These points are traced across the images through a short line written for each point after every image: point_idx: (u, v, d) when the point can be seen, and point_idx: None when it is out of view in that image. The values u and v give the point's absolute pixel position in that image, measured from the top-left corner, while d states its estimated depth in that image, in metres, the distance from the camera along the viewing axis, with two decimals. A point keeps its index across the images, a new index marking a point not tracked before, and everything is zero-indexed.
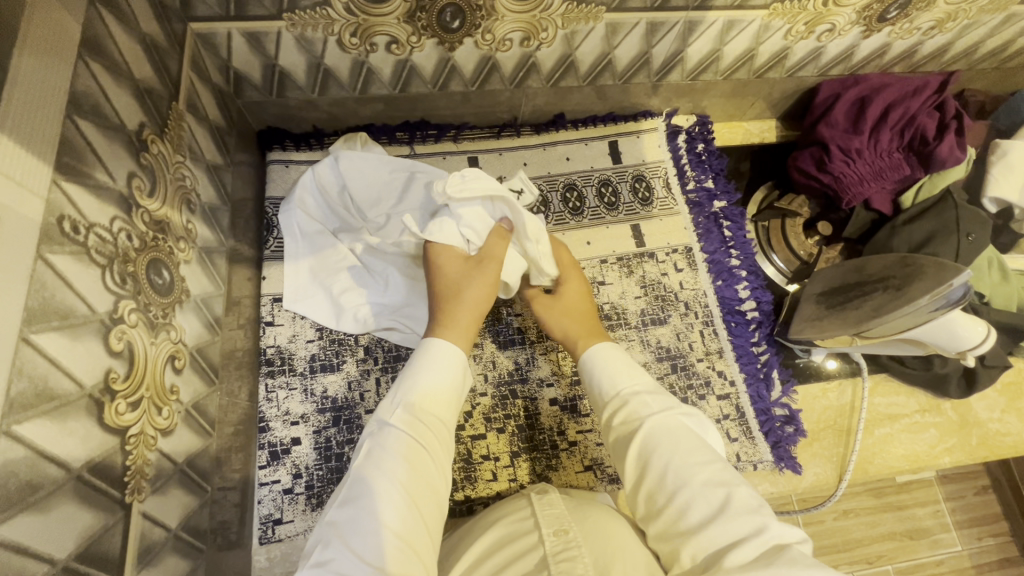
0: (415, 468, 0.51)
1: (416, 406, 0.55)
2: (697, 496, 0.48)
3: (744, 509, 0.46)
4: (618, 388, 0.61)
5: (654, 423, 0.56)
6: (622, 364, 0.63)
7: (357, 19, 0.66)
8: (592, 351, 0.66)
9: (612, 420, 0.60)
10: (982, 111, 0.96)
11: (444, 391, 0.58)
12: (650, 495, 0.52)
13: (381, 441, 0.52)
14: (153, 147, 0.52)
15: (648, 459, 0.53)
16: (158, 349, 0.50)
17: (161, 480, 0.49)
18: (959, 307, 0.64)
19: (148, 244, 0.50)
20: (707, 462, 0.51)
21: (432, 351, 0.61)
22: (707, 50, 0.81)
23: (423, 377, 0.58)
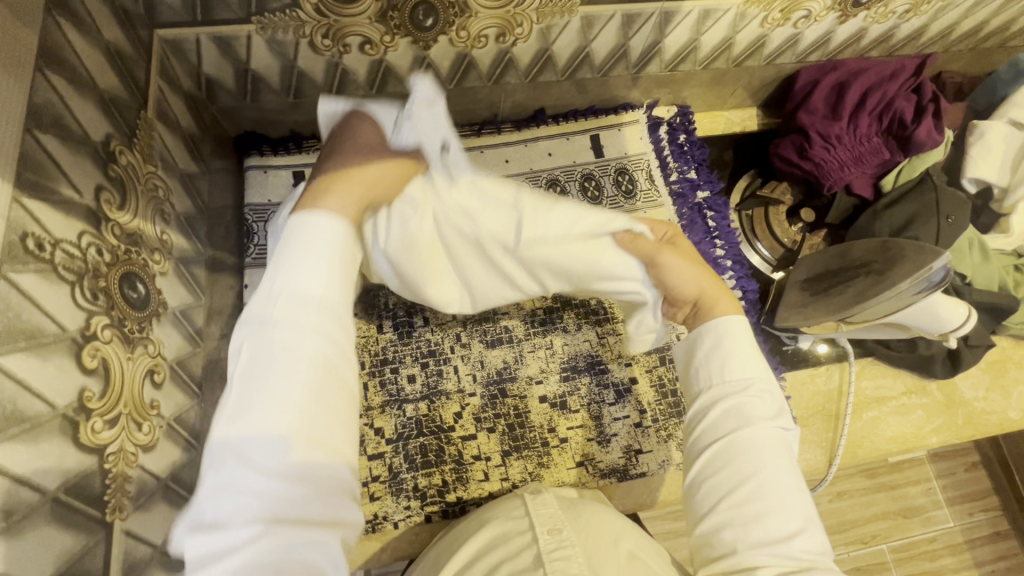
0: (321, 373, 0.37)
1: (303, 293, 0.38)
2: (773, 517, 0.45)
3: (809, 541, 0.45)
4: (740, 373, 0.51)
5: (761, 431, 0.48)
6: (751, 349, 0.53)
7: (328, 20, 0.64)
8: (726, 318, 0.54)
9: (712, 400, 0.51)
10: (959, 93, 0.97)
11: (346, 263, 0.41)
12: (716, 491, 0.48)
13: (262, 348, 0.36)
14: (122, 158, 0.51)
15: (734, 464, 0.47)
16: (135, 364, 0.49)
17: (145, 496, 0.48)
18: (939, 291, 0.65)
19: (121, 258, 0.49)
20: (794, 491, 0.47)
21: (320, 226, 0.41)
22: (684, 40, 0.80)
23: (312, 254, 0.39)
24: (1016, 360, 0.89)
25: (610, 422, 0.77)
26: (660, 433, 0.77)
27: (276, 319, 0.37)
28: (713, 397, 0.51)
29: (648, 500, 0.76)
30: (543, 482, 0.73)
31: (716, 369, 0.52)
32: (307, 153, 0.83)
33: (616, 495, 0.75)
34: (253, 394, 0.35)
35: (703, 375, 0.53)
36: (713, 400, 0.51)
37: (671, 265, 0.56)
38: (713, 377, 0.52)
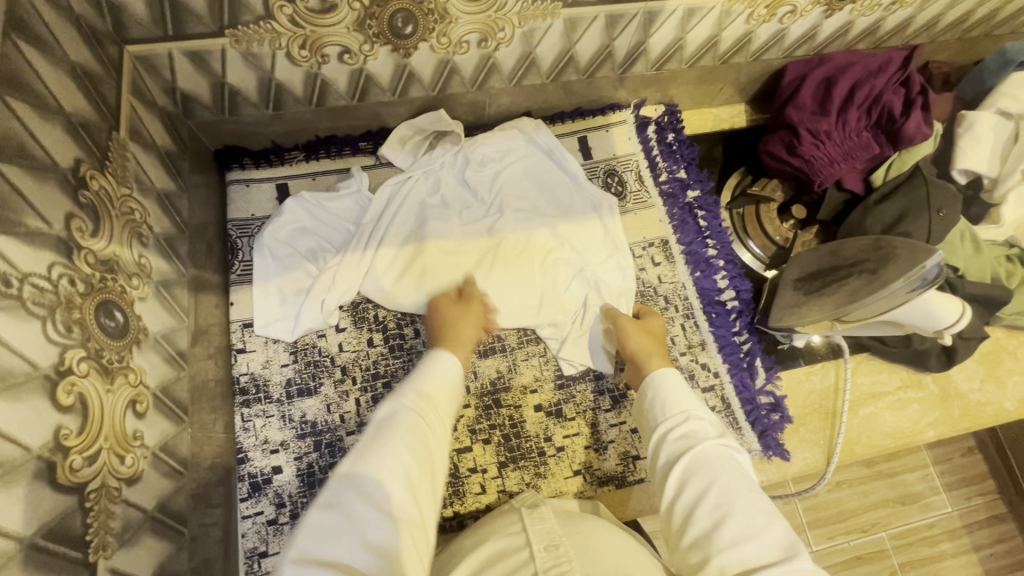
0: (431, 462, 0.48)
1: (431, 403, 0.53)
2: (737, 519, 0.44)
3: (776, 537, 0.43)
4: (681, 406, 0.55)
5: (710, 447, 0.50)
6: (683, 387, 0.58)
7: (304, 31, 0.63)
8: (662, 370, 0.60)
9: (666, 433, 0.53)
10: (947, 83, 0.96)
11: (450, 399, 0.57)
12: (683, 513, 0.47)
13: (398, 424, 0.49)
14: (94, 183, 0.50)
15: (692, 479, 0.48)
16: (116, 395, 0.47)
17: (131, 530, 0.47)
18: (933, 288, 0.65)
19: (96, 286, 0.47)
20: (753, 492, 0.47)
21: (443, 366, 0.59)
22: (670, 38, 0.79)
23: (436, 386, 0.56)
24: (1009, 350, 0.88)
25: (607, 429, 0.76)
26: None
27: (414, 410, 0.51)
28: (662, 431, 0.54)
29: (648, 507, 0.75)
30: (540, 492, 0.72)
31: (660, 409, 0.56)
32: (290, 166, 0.82)
33: (617, 504, 0.74)
34: (385, 443, 0.46)
35: (650, 419, 0.57)
36: (663, 432, 0.54)
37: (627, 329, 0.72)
38: (659, 417, 0.56)
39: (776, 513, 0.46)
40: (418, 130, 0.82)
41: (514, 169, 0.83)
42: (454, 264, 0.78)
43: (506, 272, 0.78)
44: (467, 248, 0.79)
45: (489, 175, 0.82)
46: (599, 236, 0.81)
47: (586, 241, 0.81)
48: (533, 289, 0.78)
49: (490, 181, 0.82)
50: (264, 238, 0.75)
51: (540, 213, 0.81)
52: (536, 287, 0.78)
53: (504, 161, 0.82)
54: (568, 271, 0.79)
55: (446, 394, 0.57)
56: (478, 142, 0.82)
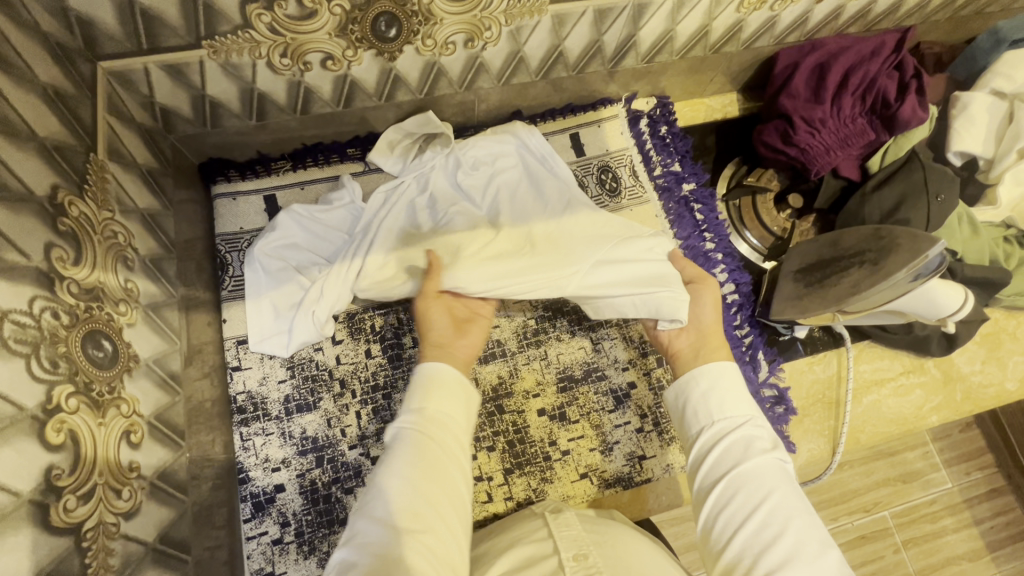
0: (438, 476, 0.50)
1: (431, 417, 0.54)
2: (790, 541, 0.46)
3: (828, 566, 0.45)
4: (735, 409, 0.56)
5: (766, 463, 0.52)
6: (743, 392, 0.58)
7: (285, 39, 0.61)
8: (724, 364, 0.59)
9: (723, 441, 0.54)
10: (939, 64, 0.96)
11: (458, 402, 0.57)
12: (731, 525, 0.49)
13: (397, 452, 0.52)
14: (73, 209, 0.48)
15: (744, 492, 0.50)
16: (108, 428, 0.46)
17: (133, 565, 0.46)
18: (936, 276, 0.65)
19: (81, 317, 0.46)
20: (807, 515, 0.49)
21: (432, 370, 0.58)
22: (660, 30, 0.77)
23: (432, 394, 0.56)
24: (1009, 331, 0.88)
25: (611, 430, 0.75)
26: (662, 437, 0.76)
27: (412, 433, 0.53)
28: (714, 434, 0.55)
29: (655, 506, 0.74)
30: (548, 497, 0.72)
31: (712, 408, 0.57)
32: (277, 177, 0.80)
33: (625, 503, 0.74)
34: (383, 474, 0.50)
35: (702, 415, 0.57)
36: (714, 436, 0.55)
37: (703, 299, 0.70)
38: (714, 416, 0.56)
39: (826, 538, 0.48)
40: (407, 134, 0.80)
41: (508, 169, 0.80)
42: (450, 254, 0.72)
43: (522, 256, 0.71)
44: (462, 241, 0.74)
45: (483, 176, 0.79)
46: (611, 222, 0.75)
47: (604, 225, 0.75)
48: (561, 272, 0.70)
49: (485, 183, 0.79)
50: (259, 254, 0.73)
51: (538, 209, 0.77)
52: (565, 268, 0.69)
53: (498, 164, 0.80)
54: (587, 251, 0.71)
55: (449, 395, 0.56)
56: (468, 145, 0.79)
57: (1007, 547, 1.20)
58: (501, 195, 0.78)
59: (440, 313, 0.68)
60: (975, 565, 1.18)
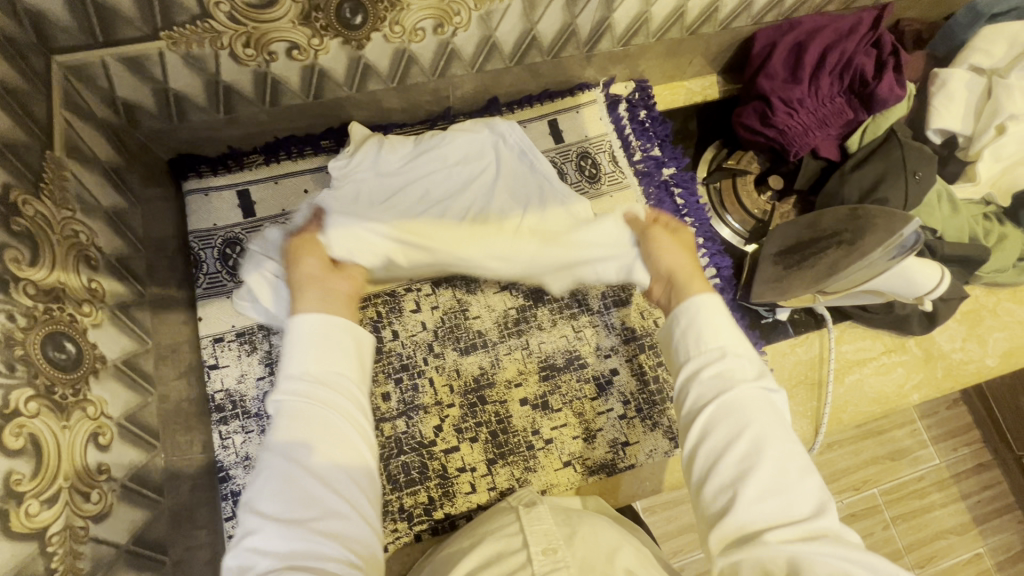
0: (327, 433, 0.46)
1: (312, 374, 0.49)
2: (769, 470, 0.46)
3: (805, 494, 0.45)
4: (717, 342, 0.54)
5: (747, 392, 0.50)
6: (722, 321, 0.55)
7: (246, 28, 0.59)
8: (700, 297, 0.57)
9: (700, 373, 0.52)
10: (919, 41, 0.95)
11: (345, 350, 0.52)
12: (710, 457, 0.48)
13: (280, 420, 0.47)
14: (27, 208, 0.46)
15: (725, 425, 0.49)
16: (73, 432, 0.45)
17: (105, 568, 0.46)
18: (911, 255, 0.65)
19: (40, 319, 0.45)
20: (785, 443, 0.48)
21: (306, 325, 0.52)
22: (634, 12, 0.76)
23: (308, 350, 0.51)
24: (990, 308, 0.89)
25: (594, 417, 0.75)
26: (645, 423, 0.76)
27: (288, 395, 0.48)
28: (693, 368, 0.53)
29: (640, 491, 0.75)
30: (531, 487, 0.72)
31: (693, 341, 0.54)
32: (250, 171, 0.78)
33: (609, 490, 0.74)
34: (275, 448, 0.45)
35: (681, 350, 0.55)
36: (693, 369, 0.53)
37: (661, 240, 0.69)
38: (689, 348, 0.54)
39: (806, 468, 0.47)
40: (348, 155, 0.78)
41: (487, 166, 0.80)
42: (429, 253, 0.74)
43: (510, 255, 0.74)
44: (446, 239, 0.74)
45: (458, 176, 0.79)
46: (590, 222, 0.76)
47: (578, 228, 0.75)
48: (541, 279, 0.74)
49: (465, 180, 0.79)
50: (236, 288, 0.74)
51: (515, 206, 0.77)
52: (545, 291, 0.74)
53: (471, 164, 0.80)
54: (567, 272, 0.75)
55: (339, 352, 0.51)
56: (446, 140, 0.79)
57: (993, 520, 1.22)
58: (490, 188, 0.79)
59: (315, 252, 0.65)
60: (962, 539, 1.19)
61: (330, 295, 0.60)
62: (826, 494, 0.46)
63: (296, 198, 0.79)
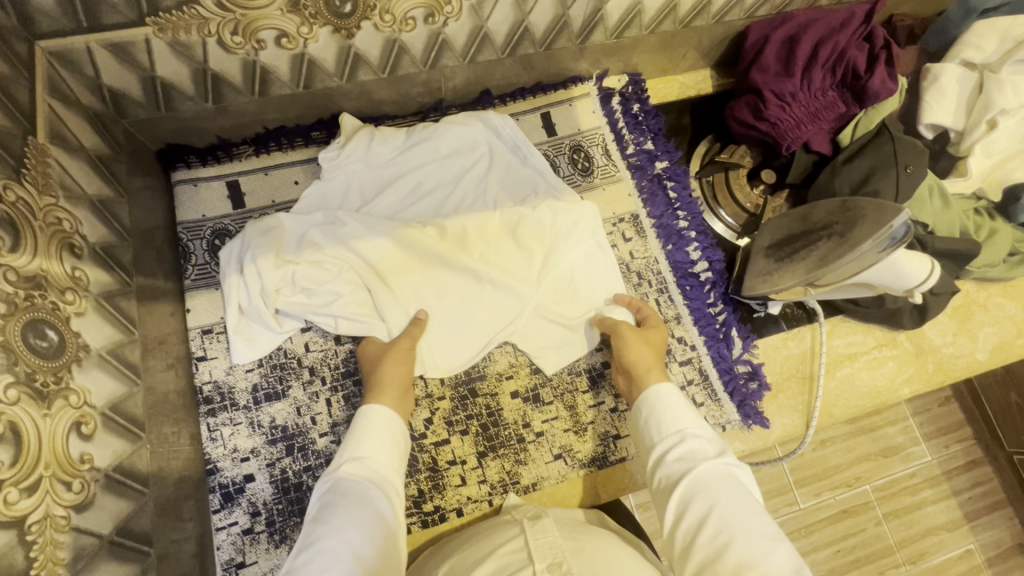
0: (373, 510, 0.51)
1: (370, 461, 0.55)
2: (741, 541, 0.46)
3: (781, 561, 0.45)
4: (676, 424, 0.57)
5: (709, 467, 0.52)
6: (683, 407, 0.59)
7: (234, 15, 0.59)
8: (654, 386, 0.62)
9: (665, 456, 0.56)
10: (912, 36, 0.95)
11: (395, 446, 0.58)
12: (686, 536, 0.50)
13: (333, 498, 0.51)
14: (8, 194, 0.46)
15: (694, 500, 0.51)
16: (55, 420, 0.45)
17: (86, 558, 0.45)
18: (902, 247, 0.65)
19: (20, 305, 0.45)
20: (752, 512, 0.49)
21: (369, 413, 0.59)
22: (627, 4, 0.76)
23: (373, 438, 0.57)
24: (981, 303, 0.89)
25: (586, 410, 0.75)
26: None
27: (346, 476, 0.53)
28: (661, 452, 0.57)
29: (634, 484, 0.74)
30: (521, 480, 0.72)
31: (655, 428, 0.59)
32: (240, 162, 0.78)
33: (599, 483, 0.74)
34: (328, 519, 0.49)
35: (649, 437, 0.59)
36: (663, 451, 0.56)
37: (626, 334, 0.71)
38: (655, 436, 0.58)
39: (778, 534, 0.47)
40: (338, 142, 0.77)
41: (480, 160, 0.80)
42: (422, 256, 0.75)
43: (500, 257, 0.76)
44: (441, 242, 0.75)
45: (449, 169, 0.79)
46: (591, 229, 0.78)
47: (572, 229, 0.77)
48: (527, 277, 0.76)
49: (457, 175, 0.80)
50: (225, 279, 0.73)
51: (501, 204, 0.79)
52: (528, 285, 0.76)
53: (463, 157, 0.80)
54: (551, 265, 0.77)
55: (388, 449, 0.57)
56: (437, 132, 0.78)
57: (983, 516, 1.22)
58: (482, 181, 0.80)
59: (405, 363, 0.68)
60: (953, 535, 1.20)
61: (405, 402, 0.65)
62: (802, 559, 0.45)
63: (287, 189, 0.79)
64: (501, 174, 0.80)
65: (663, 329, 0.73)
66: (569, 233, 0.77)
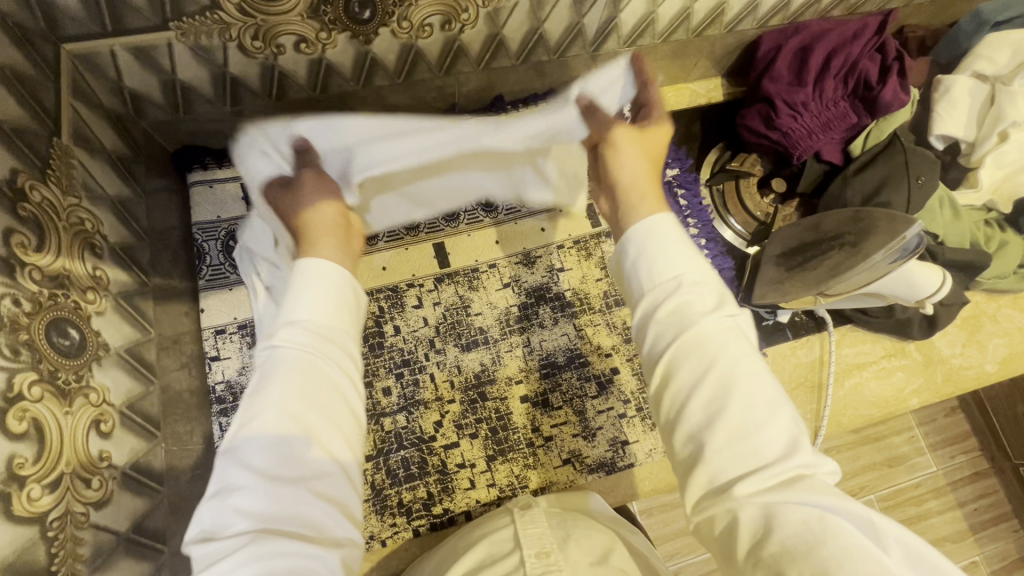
0: (333, 391, 0.39)
1: (313, 325, 0.41)
2: (740, 410, 0.37)
3: (780, 430, 0.37)
4: (670, 270, 0.43)
5: (707, 325, 0.40)
6: (678, 245, 0.44)
7: (255, 20, 0.59)
8: (654, 220, 0.46)
9: (653, 316, 0.42)
10: (922, 47, 0.95)
11: (346, 306, 0.44)
12: (675, 401, 0.39)
13: (269, 370, 0.38)
14: (34, 194, 0.47)
15: (691, 363, 0.39)
16: (75, 418, 0.45)
17: (103, 556, 0.46)
18: (914, 258, 0.65)
19: (45, 304, 0.45)
20: (754, 373, 0.39)
21: (308, 270, 0.44)
22: (641, 13, 0.76)
23: (315, 295, 0.42)
24: (990, 314, 0.89)
25: (594, 416, 0.75)
26: (645, 422, 0.76)
27: (283, 346, 0.39)
28: (655, 301, 0.42)
29: (641, 490, 0.74)
30: (529, 484, 0.72)
31: (645, 276, 0.43)
32: None
33: (606, 490, 0.74)
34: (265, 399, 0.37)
35: (636, 283, 0.44)
36: (656, 300, 0.42)
37: (623, 152, 0.54)
38: (643, 283, 0.44)
39: (779, 396, 0.39)
40: None
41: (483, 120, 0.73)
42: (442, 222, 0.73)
43: None
44: None
45: None
46: None
47: None
48: None
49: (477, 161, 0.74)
50: (239, 279, 0.72)
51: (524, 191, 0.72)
52: None
53: None
54: None
55: (336, 307, 0.43)
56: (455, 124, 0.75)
57: (989, 528, 1.22)
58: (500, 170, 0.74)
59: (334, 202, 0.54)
60: (957, 547, 1.19)
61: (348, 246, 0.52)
62: (799, 424, 0.38)
63: None
64: None
65: (664, 130, 0.58)
66: None
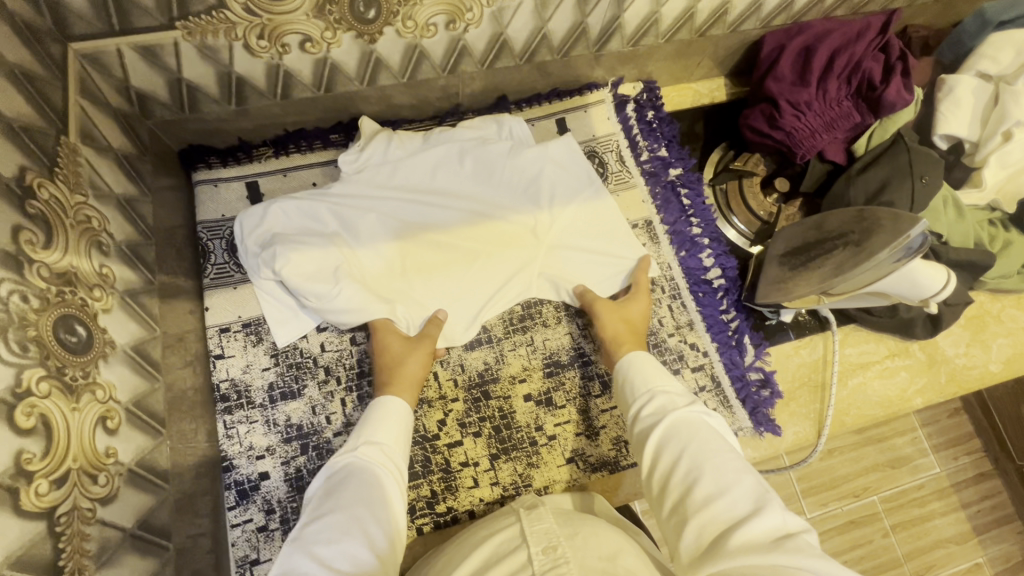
0: (384, 492, 0.50)
1: (380, 445, 0.55)
2: (711, 477, 0.45)
3: (747, 491, 0.44)
4: (646, 386, 0.57)
5: (680, 416, 0.52)
6: (660, 371, 0.59)
7: (261, 20, 0.60)
8: (636, 355, 0.62)
9: (641, 413, 0.55)
10: (926, 47, 0.95)
11: (404, 438, 0.58)
12: (663, 477, 0.49)
13: (340, 477, 0.51)
14: (42, 191, 0.47)
15: (667, 447, 0.50)
16: (82, 415, 0.46)
17: (109, 552, 0.46)
18: (918, 258, 0.65)
19: (53, 300, 0.46)
20: (726, 453, 0.47)
21: (385, 401, 0.60)
22: (644, 13, 0.77)
23: (379, 422, 0.57)
24: (994, 314, 0.89)
25: (598, 415, 0.75)
26: None
27: (354, 458, 0.53)
28: (643, 405, 0.56)
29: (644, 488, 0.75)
30: (533, 482, 0.72)
31: (630, 390, 0.58)
32: (260, 163, 0.79)
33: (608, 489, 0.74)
34: (336, 498, 0.48)
35: (629, 396, 0.58)
36: (644, 402, 0.56)
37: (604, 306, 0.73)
38: (630, 398, 0.58)
39: (745, 468, 0.46)
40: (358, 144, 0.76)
41: (543, 174, 0.80)
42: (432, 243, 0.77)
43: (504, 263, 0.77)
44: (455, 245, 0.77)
45: (466, 173, 0.79)
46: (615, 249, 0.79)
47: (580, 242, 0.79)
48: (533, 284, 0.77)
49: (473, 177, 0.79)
50: (244, 278, 0.74)
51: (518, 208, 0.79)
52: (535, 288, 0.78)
53: (480, 160, 0.79)
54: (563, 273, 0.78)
55: (394, 434, 0.57)
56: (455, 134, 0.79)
57: (993, 530, 1.21)
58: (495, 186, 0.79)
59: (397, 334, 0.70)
60: (961, 548, 1.19)
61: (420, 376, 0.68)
62: (769, 489, 0.44)
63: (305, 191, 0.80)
64: (521, 171, 0.79)
65: (643, 305, 0.75)
66: (588, 245, 0.79)
